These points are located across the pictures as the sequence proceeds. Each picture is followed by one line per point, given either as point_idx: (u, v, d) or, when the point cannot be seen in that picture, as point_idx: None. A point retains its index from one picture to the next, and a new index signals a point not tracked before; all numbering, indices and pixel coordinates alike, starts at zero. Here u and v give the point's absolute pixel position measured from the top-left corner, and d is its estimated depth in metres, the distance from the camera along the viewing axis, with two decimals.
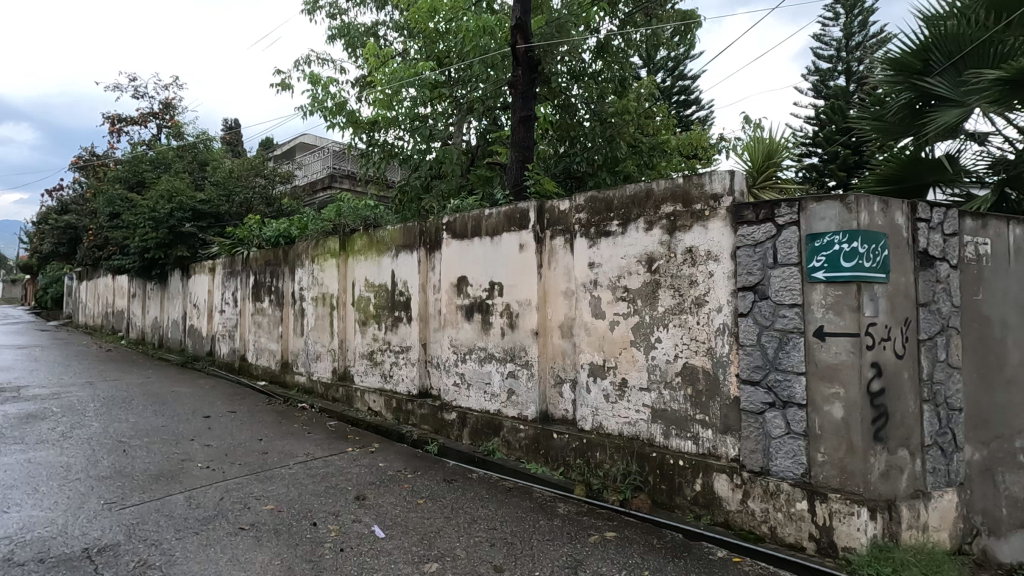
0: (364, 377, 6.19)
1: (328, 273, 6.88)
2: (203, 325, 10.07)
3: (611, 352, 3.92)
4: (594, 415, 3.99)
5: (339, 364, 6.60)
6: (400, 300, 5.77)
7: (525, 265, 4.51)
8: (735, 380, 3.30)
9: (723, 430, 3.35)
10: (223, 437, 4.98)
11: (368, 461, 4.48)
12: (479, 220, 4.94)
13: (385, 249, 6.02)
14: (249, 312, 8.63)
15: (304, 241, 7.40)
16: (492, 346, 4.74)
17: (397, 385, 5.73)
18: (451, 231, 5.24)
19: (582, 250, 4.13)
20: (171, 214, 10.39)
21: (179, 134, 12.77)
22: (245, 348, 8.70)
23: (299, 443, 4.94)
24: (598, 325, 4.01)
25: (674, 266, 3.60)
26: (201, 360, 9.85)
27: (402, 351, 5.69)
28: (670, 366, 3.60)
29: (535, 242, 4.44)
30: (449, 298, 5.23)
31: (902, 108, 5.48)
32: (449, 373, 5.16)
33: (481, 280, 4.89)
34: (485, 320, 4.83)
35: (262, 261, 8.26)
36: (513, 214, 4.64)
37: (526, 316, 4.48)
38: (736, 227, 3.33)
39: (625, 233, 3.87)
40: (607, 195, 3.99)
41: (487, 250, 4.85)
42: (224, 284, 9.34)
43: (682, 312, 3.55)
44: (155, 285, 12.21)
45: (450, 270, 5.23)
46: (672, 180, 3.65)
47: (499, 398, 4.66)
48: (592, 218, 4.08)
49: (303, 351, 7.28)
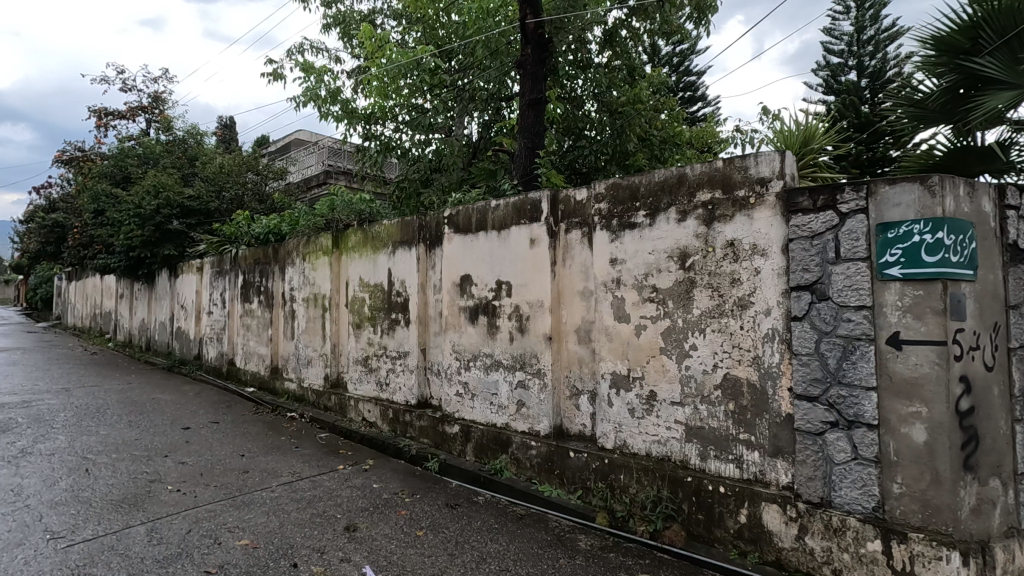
0: (359, 385, 5.71)
1: (320, 272, 6.40)
2: (191, 327, 9.57)
3: (637, 360, 3.44)
4: (618, 432, 3.52)
5: (331, 370, 6.12)
6: (398, 301, 5.29)
7: (536, 262, 4.04)
8: (788, 395, 2.83)
9: (773, 453, 2.87)
10: (200, 454, 4.50)
11: (360, 481, 4.00)
12: (484, 212, 4.47)
13: (381, 246, 5.54)
14: (238, 314, 8.15)
15: (295, 237, 6.93)
16: (499, 353, 4.27)
17: (394, 394, 5.25)
18: (454, 225, 4.77)
19: (602, 244, 3.66)
20: (158, 210, 9.88)
21: (169, 128, 12.27)
22: (233, 352, 8.21)
23: (284, 459, 4.45)
24: (621, 330, 3.53)
25: (712, 262, 3.13)
26: (188, 364, 9.35)
27: (400, 357, 5.21)
28: (708, 377, 3.12)
29: (547, 236, 3.98)
30: (450, 299, 4.75)
31: (943, 92, 5.02)
32: (451, 381, 4.68)
33: (487, 279, 4.42)
34: (491, 323, 4.35)
35: (251, 259, 7.77)
36: (522, 205, 4.17)
37: (538, 319, 4.00)
38: (788, 216, 2.86)
39: (653, 224, 3.40)
40: (632, 182, 3.52)
41: (493, 246, 4.39)
42: (212, 283, 8.86)
43: (722, 315, 3.08)
44: (142, 285, 11.71)
45: (451, 268, 4.76)
46: (709, 163, 3.18)
47: (507, 411, 4.19)
48: (614, 208, 3.61)
49: (293, 355, 6.80)
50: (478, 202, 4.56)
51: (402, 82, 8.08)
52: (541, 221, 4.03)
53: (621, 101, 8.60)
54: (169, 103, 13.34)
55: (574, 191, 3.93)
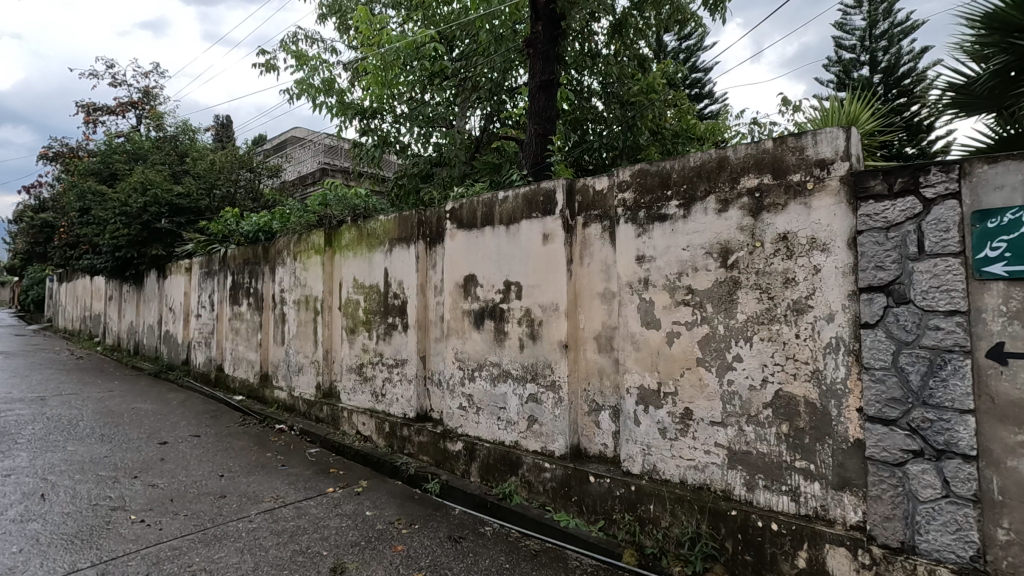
0: (353, 396, 5.25)
1: (312, 273, 5.95)
2: (179, 331, 9.11)
3: (669, 372, 2.99)
4: (646, 454, 3.07)
5: (323, 378, 5.66)
6: (395, 304, 4.83)
7: (550, 259, 3.59)
8: (856, 416, 2.38)
9: (838, 486, 2.42)
10: (174, 474, 4.03)
11: (352, 508, 3.54)
12: (491, 205, 4.02)
13: (377, 243, 5.10)
14: (226, 317, 7.69)
15: (286, 235, 6.47)
16: (508, 362, 3.81)
17: (390, 405, 4.79)
18: (457, 219, 4.32)
19: (627, 238, 3.20)
20: (145, 208, 9.42)
21: (159, 124, 11.82)
22: (222, 358, 7.75)
23: (267, 481, 3.99)
24: (649, 337, 3.08)
25: (760, 260, 2.68)
26: (176, 370, 8.89)
27: (397, 365, 4.75)
28: (756, 394, 2.67)
29: (563, 230, 3.53)
30: (452, 301, 4.30)
31: (991, 76, 4.57)
32: (453, 393, 4.22)
33: (493, 280, 3.96)
34: (498, 329, 3.90)
35: (240, 259, 7.32)
36: (535, 196, 3.72)
37: (551, 325, 3.55)
38: (856, 203, 2.41)
39: (687, 216, 2.95)
40: (663, 168, 3.07)
41: (500, 243, 3.93)
42: (201, 285, 8.40)
43: (772, 321, 2.63)
44: (130, 287, 11.24)
45: (453, 268, 4.31)
46: (756, 144, 2.73)
47: (517, 427, 3.73)
48: (641, 198, 3.16)
49: (283, 362, 6.34)
50: (484, 193, 4.11)
51: (401, 71, 7.63)
52: (555, 213, 3.58)
53: (635, 90, 8.12)
54: (160, 98, 12.88)
55: (595, 179, 3.49)
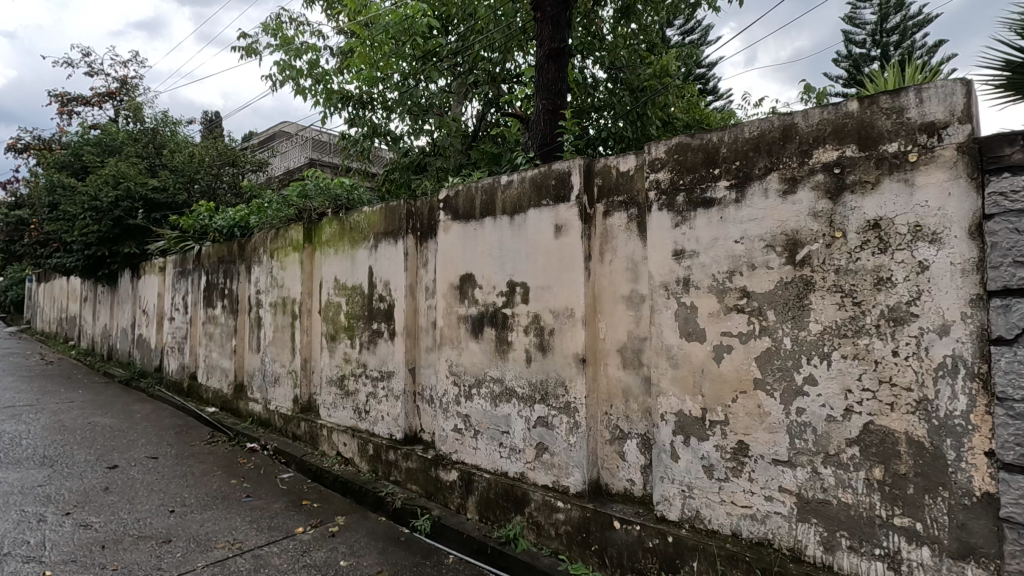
0: (333, 412, 4.63)
1: (289, 272, 5.34)
2: (152, 335, 8.45)
3: (716, 395, 2.39)
4: (687, 497, 2.47)
5: (300, 391, 5.03)
6: (380, 308, 4.22)
7: (564, 256, 2.98)
8: (985, 462, 1.78)
9: (959, 555, 1.82)
10: (114, 511, 3.40)
11: (323, 558, 2.92)
12: (492, 191, 3.42)
13: (360, 238, 4.48)
14: (200, 320, 7.05)
15: (263, 231, 5.86)
16: (513, 377, 3.21)
17: (375, 424, 4.18)
18: (451, 210, 3.71)
19: (661, 228, 2.61)
20: (116, 203, 8.74)
21: (137, 114, 11.15)
22: (195, 365, 7.10)
23: (225, 518, 3.36)
24: (690, 352, 2.48)
25: (843, 256, 2.09)
26: (148, 378, 8.22)
27: (382, 379, 4.14)
28: (835, 427, 2.08)
29: (579, 220, 2.93)
30: (446, 306, 3.69)
31: None
32: (447, 413, 3.61)
33: (495, 280, 3.36)
34: (500, 338, 3.30)
35: (215, 257, 6.68)
36: (545, 180, 3.12)
37: (566, 335, 2.95)
38: (982, 178, 1.82)
39: (741, 201, 2.36)
40: (708, 140, 2.48)
41: (503, 237, 3.33)
42: (174, 285, 7.76)
43: (859, 334, 2.04)
44: (105, 287, 10.56)
45: (447, 266, 3.70)
46: (835, 106, 2.14)
47: (523, 456, 3.13)
48: (679, 178, 2.56)
49: (258, 371, 5.71)
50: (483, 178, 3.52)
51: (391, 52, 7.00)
52: (570, 200, 2.98)
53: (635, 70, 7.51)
54: (138, 88, 12.20)
55: (620, 158, 2.89)
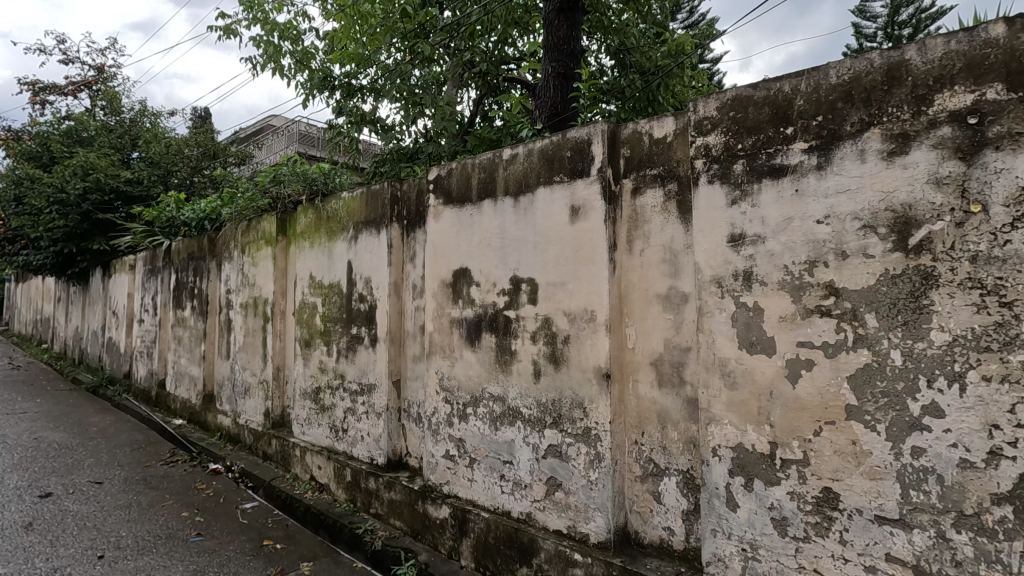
0: (307, 430, 4.02)
1: (261, 269, 4.73)
2: (121, 339, 7.81)
3: (791, 426, 1.80)
4: (750, 560, 1.88)
5: (271, 403, 4.42)
6: (360, 310, 3.62)
7: (582, 245, 2.39)
8: None
9: None
10: (27, 559, 2.80)
11: None
12: (492, 167, 2.83)
13: (338, 228, 3.88)
14: (169, 323, 6.43)
15: (234, 222, 5.25)
16: (518, 395, 2.62)
17: (354, 445, 3.58)
18: (442, 192, 3.12)
19: (712, 208, 2.03)
20: (85, 195, 8.12)
21: (112, 103, 10.51)
22: (164, 372, 6.47)
23: (163, 568, 2.76)
24: (753, 368, 1.90)
25: (984, 239, 1.50)
26: (116, 385, 7.59)
27: (362, 393, 3.54)
28: (974, 477, 1.49)
29: (602, 199, 2.34)
30: (435, 307, 3.09)
31: None
32: (437, 436, 3.02)
33: (495, 276, 2.77)
34: (502, 347, 2.71)
35: (185, 253, 6.07)
36: (558, 151, 2.53)
37: (585, 344, 2.36)
38: None
39: (825, 169, 1.78)
40: (777, 90, 1.90)
41: (505, 224, 2.74)
42: (144, 285, 7.13)
43: (1010, 348, 1.45)
44: (77, 287, 9.91)
45: (437, 260, 3.10)
46: (967, 33, 1.56)
47: (530, 494, 2.54)
48: (737, 141, 1.98)
49: (228, 381, 5.10)
50: (480, 152, 2.92)
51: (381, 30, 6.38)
52: (590, 175, 2.39)
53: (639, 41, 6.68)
54: (115, 77, 11.53)
55: (654, 123, 2.31)
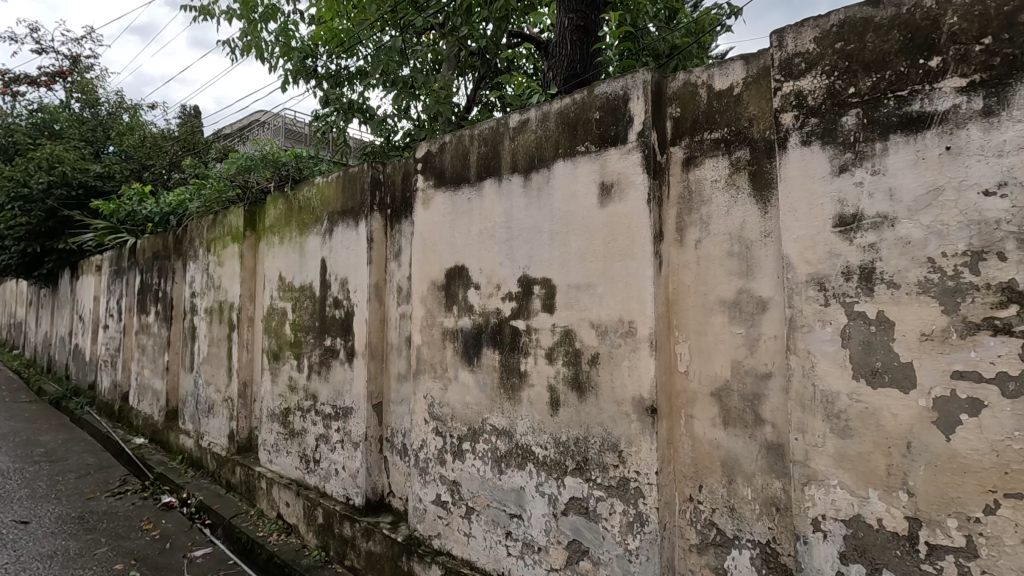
0: (274, 458, 3.42)
1: (227, 269, 4.13)
2: (87, 345, 7.16)
3: (942, 496, 1.22)
4: None
5: (235, 425, 3.81)
6: (335, 317, 3.02)
7: (616, 235, 1.81)
8: None
9: None
10: None
11: None
12: (496, 139, 2.24)
13: (311, 219, 3.28)
14: (133, 329, 5.80)
15: (201, 217, 4.65)
16: (529, 430, 2.03)
17: (327, 480, 2.98)
18: (433, 173, 2.53)
19: (809, 178, 1.44)
20: (49, 190, 7.49)
21: (86, 94, 9.89)
22: (127, 384, 5.84)
23: None
24: (878, 408, 1.31)
25: None
26: (80, 397, 6.93)
27: (337, 417, 2.94)
28: None
29: (644, 172, 1.76)
30: (424, 315, 2.49)
31: None
32: (426, 475, 2.42)
33: (500, 275, 2.18)
34: (508, 367, 2.12)
35: (150, 252, 5.45)
36: (583, 113, 1.94)
37: (621, 367, 1.77)
38: None
39: (1001, 116, 1.18)
40: (914, 5, 1.32)
41: (512, 209, 2.15)
42: (110, 288, 6.51)
43: None
44: (46, 289, 9.25)
45: (427, 256, 2.51)
46: None
47: (545, 560, 1.95)
48: (849, 83, 1.39)
49: (191, 396, 4.48)
50: (481, 120, 2.33)
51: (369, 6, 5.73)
52: (626, 142, 1.81)
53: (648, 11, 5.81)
54: (91, 67, 10.89)
55: (716, 70, 1.73)
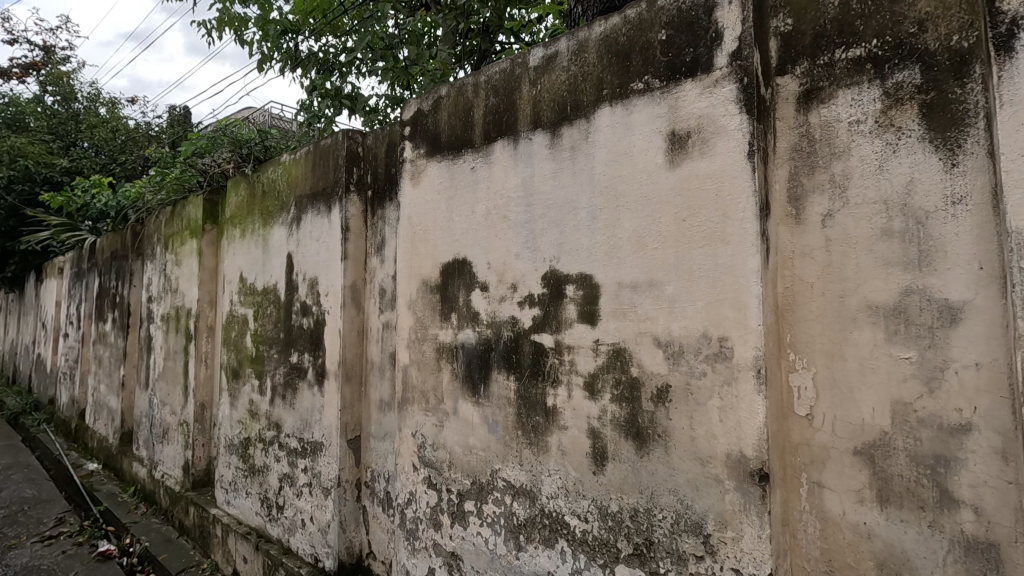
0: (232, 498, 2.80)
1: (185, 269, 3.51)
2: (48, 355, 6.52)
3: None
4: None
5: (190, 455, 3.19)
6: (303, 327, 2.41)
7: (695, 207, 1.20)
8: None
9: None
10: None
11: None
12: (512, 85, 1.64)
13: (276, 205, 2.67)
14: (91, 339, 5.16)
15: (160, 210, 4.03)
16: (563, 493, 1.42)
17: (292, 532, 2.37)
18: (424, 138, 1.92)
19: None
20: (10, 186, 6.88)
21: (60, 86, 9.26)
22: (85, 401, 5.19)
23: None
24: None
25: None
26: (39, 413, 6.28)
27: (304, 454, 2.33)
28: None
29: (743, 111, 1.15)
30: (413, 326, 1.88)
31: None
32: (414, 540, 1.81)
33: (516, 271, 1.57)
34: (529, 400, 1.51)
35: (108, 251, 4.82)
36: (640, 36, 1.34)
37: (709, 408, 1.16)
38: None
39: None
40: None
41: (535, 180, 1.54)
42: (71, 292, 5.88)
43: None
44: (14, 294, 8.62)
45: (416, 248, 1.90)
46: None
47: None
48: None
49: (145, 417, 3.85)
50: (491, 62, 1.73)
51: None
52: (712, 69, 1.21)
53: None
54: (66, 59, 10.27)
55: None
